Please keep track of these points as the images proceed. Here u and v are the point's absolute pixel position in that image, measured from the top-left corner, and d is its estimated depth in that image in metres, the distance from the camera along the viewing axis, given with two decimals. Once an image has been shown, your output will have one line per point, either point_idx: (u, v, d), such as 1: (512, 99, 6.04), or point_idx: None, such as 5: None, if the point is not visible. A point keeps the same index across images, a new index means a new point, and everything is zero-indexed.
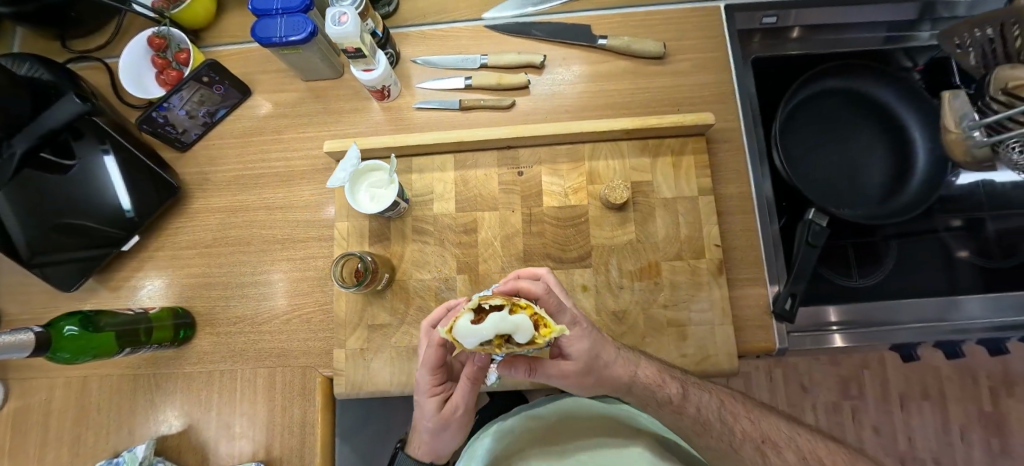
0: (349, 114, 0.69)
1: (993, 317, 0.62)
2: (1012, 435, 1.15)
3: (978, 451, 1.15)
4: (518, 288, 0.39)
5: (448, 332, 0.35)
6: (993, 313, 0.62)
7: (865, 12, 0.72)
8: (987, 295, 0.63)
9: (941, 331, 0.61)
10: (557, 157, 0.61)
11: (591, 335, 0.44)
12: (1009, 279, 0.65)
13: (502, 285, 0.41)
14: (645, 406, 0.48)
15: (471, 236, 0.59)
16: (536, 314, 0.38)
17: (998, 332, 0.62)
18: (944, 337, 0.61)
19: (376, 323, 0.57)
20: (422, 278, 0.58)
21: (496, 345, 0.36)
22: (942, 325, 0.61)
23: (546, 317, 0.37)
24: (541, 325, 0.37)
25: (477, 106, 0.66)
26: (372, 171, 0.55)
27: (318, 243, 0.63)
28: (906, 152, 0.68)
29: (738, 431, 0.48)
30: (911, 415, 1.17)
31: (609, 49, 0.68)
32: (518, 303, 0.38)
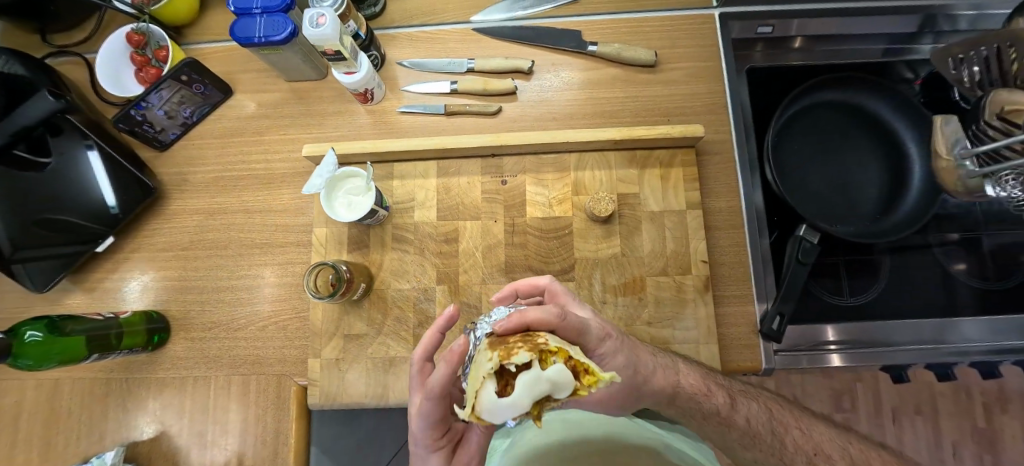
0: (333, 116, 0.67)
1: (991, 341, 0.61)
2: (1005, 452, 1.13)
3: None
4: (527, 322, 0.31)
5: (471, 415, 0.26)
6: (991, 336, 0.61)
7: (863, 24, 0.71)
8: (985, 317, 0.62)
9: (940, 353, 0.60)
10: (543, 166, 0.59)
11: (625, 349, 0.39)
12: (1002, 301, 0.63)
13: (505, 322, 0.31)
14: (686, 418, 0.45)
15: (452, 246, 0.57)
16: (574, 359, 0.29)
17: (997, 356, 0.60)
18: (943, 360, 0.60)
19: (352, 333, 0.55)
20: (400, 288, 0.56)
21: (536, 417, 0.27)
22: (941, 348, 0.60)
23: (588, 362, 0.29)
24: (582, 372, 0.29)
25: (462, 112, 0.65)
26: (350, 177, 0.53)
27: (297, 249, 0.62)
28: (902, 168, 0.66)
29: (789, 443, 0.42)
30: (904, 429, 1.15)
31: (600, 55, 0.66)
32: (548, 350, 0.29)
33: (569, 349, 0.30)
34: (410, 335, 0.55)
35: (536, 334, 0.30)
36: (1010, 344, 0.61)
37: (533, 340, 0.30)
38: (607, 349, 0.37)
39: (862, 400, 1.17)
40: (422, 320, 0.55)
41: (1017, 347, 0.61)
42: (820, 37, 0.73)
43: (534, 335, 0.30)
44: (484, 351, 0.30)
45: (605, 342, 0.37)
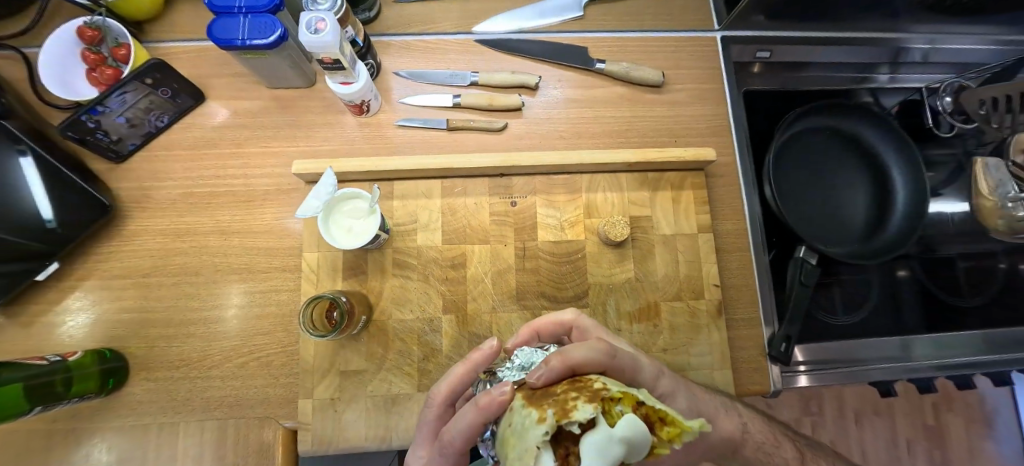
0: (323, 127, 0.62)
1: (948, 356, 0.64)
2: (951, 448, 1.23)
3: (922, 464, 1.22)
4: (572, 366, 0.29)
5: None
6: (938, 353, 0.63)
7: (846, 53, 0.75)
8: (930, 335, 0.65)
9: (909, 369, 0.61)
10: (553, 187, 0.57)
11: (682, 389, 0.38)
12: (959, 316, 0.70)
13: (545, 367, 0.29)
14: None
15: (459, 271, 0.53)
16: (646, 407, 0.26)
17: (955, 371, 0.63)
18: (912, 376, 0.61)
19: (349, 369, 0.50)
20: (402, 318, 0.52)
21: None
22: (910, 365, 0.62)
23: (665, 410, 0.26)
24: (658, 422, 0.26)
25: (466, 127, 0.61)
26: (347, 199, 0.49)
27: (283, 275, 0.56)
28: (886, 192, 0.70)
29: None
30: (864, 429, 1.22)
31: (607, 74, 0.65)
32: (610, 399, 0.26)
33: (638, 395, 0.27)
34: (414, 369, 0.50)
35: (586, 380, 0.28)
36: (962, 359, 0.64)
37: (587, 386, 0.27)
38: (664, 388, 0.36)
39: (828, 404, 1.21)
40: (427, 353, 0.51)
41: (968, 363, 0.64)
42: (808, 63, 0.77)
43: (587, 384, 0.27)
44: (527, 408, 0.27)
45: (661, 381, 0.36)
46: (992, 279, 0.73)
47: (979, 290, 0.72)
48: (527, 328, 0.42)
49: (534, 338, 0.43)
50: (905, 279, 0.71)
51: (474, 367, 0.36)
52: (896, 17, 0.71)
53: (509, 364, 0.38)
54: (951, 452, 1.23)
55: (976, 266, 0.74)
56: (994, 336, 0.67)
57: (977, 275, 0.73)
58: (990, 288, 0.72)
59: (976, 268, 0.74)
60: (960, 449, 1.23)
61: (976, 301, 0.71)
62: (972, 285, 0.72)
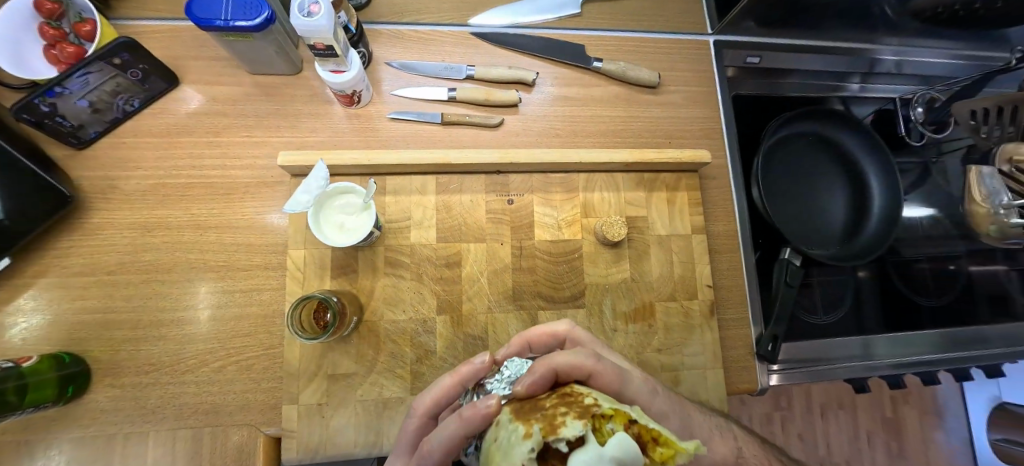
0: (310, 117, 0.59)
1: (904, 354, 0.67)
2: (907, 438, 1.31)
3: (881, 454, 1.29)
4: (554, 369, 0.30)
5: None
6: (896, 351, 0.67)
7: (829, 62, 0.78)
8: (889, 335, 0.68)
9: (870, 367, 0.64)
10: (550, 186, 0.56)
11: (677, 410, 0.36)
12: (926, 316, 0.73)
13: (533, 377, 0.29)
14: None
15: (454, 271, 0.52)
16: (639, 426, 0.26)
17: (911, 369, 0.66)
18: (871, 374, 0.64)
19: (338, 373, 0.48)
20: (395, 318, 0.50)
21: None
22: (870, 363, 0.64)
23: (660, 431, 0.26)
24: (651, 443, 0.26)
25: (461, 122, 0.60)
26: (340, 194, 0.47)
27: (265, 273, 0.53)
28: (863, 197, 0.74)
29: None
30: (829, 422, 1.28)
31: (605, 73, 0.65)
32: (601, 413, 0.26)
33: (631, 414, 0.27)
34: (407, 371, 0.48)
35: (577, 393, 0.28)
36: (918, 357, 0.67)
37: (577, 401, 0.27)
38: (658, 407, 0.34)
39: (797, 400, 1.27)
40: (420, 355, 0.49)
41: (921, 361, 0.67)
42: (793, 71, 0.79)
43: (579, 400, 0.27)
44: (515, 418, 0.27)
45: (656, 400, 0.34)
46: (954, 280, 0.77)
47: (943, 291, 0.76)
48: (519, 338, 0.41)
49: (525, 349, 0.41)
50: (864, 280, 0.75)
51: (463, 380, 0.35)
52: (876, 29, 0.74)
53: (499, 375, 0.37)
54: (907, 442, 1.31)
55: (940, 268, 0.78)
56: (946, 335, 0.71)
57: (940, 277, 0.77)
58: (952, 289, 0.77)
59: (940, 270, 0.78)
60: (915, 440, 1.31)
61: (933, 302, 0.74)
62: (937, 286, 0.77)
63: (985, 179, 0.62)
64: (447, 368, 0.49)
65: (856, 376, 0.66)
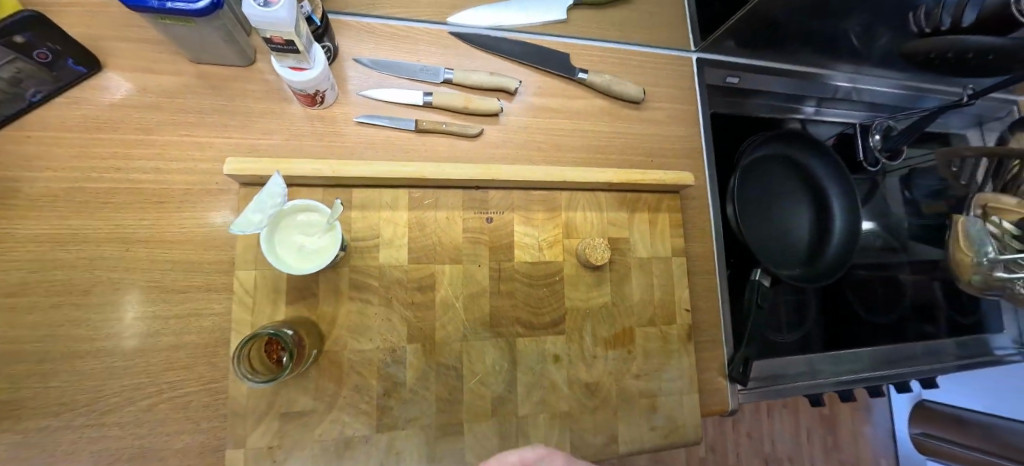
0: (265, 117, 0.52)
1: (849, 371, 0.71)
2: (841, 433, 1.42)
3: (819, 449, 1.39)
4: None
5: None
6: (839, 368, 0.71)
7: (800, 86, 0.81)
8: (834, 352, 0.71)
9: (818, 384, 0.68)
10: (532, 204, 0.53)
11: None
12: (873, 333, 0.78)
13: None
14: None
15: (427, 295, 0.48)
16: None
17: (852, 385, 0.70)
18: (817, 391, 0.68)
19: (292, 411, 0.43)
20: (359, 348, 0.45)
21: None
22: (821, 380, 0.67)
23: None
24: None
25: (438, 131, 0.55)
26: (299, 212, 0.42)
27: (210, 295, 0.47)
28: (827, 219, 0.77)
29: None
30: (775, 420, 1.37)
31: (589, 85, 0.63)
32: None
33: None
34: (372, 406, 0.44)
35: None
36: (860, 374, 0.72)
37: None
38: None
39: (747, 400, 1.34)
40: (387, 388, 0.45)
41: (864, 378, 0.71)
42: (767, 92, 0.81)
43: None
44: None
45: None
46: (897, 298, 0.83)
47: (889, 309, 0.82)
48: None
49: None
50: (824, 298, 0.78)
51: None
52: (845, 57, 0.77)
53: None
54: (841, 437, 1.42)
55: (887, 286, 0.84)
56: (889, 352, 0.75)
57: (886, 294, 0.83)
58: (897, 306, 0.82)
59: (886, 288, 0.83)
60: (848, 435, 1.43)
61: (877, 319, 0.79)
62: (883, 303, 0.82)
63: (974, 230, 0.56)
64: (417, 402, 0.45)
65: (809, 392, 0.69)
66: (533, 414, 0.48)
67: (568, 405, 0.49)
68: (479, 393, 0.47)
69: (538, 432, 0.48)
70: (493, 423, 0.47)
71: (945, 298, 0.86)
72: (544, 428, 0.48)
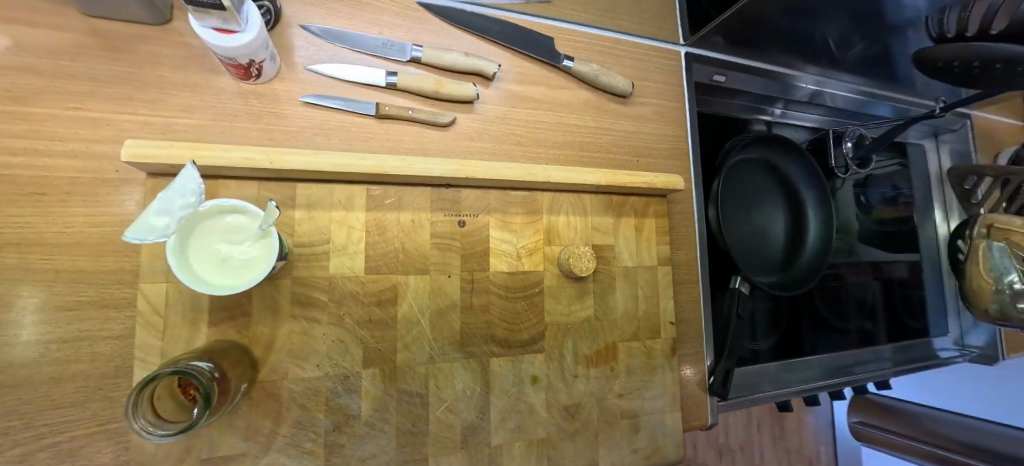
0: (185, 90, 0.42)
1: (815, 377, 0.74)
2: (789, 423, 1.50)
3: (767, 438, 1.46)
4: None
5: None
6: (803, 376, 0.73)
7: (781, 88, 0.80)
8: (800, 359, 0.73)
9: (785, 393, 0.70)
10: (510, 206, 0.48)
11: None
12: (837, 339, 0.80)
13: None
14: None
15: (388, 311, 0.42)
16: None
17: (814, 391, 0.73)
18: (784, 398, 0.69)
19: (217, 457, 0.35)
20: (305, 376, 0.38)
21: None
22: (788, 389, 0.70)
23: None
24: None
25: (403, 117, 0.47)
26: (221, 214, 0.33)
27: (108, 313, 0.37)
28: (803, 225, 0.76)
29: None
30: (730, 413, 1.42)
31: (575, 74, 0.57)
32: None
33: None
34: (320, 444, 0.37)
35: None
36: (823, 381, 0.74)
37: None
38: None
39: None
40: (337, 422, 0.38)
41: (829, 384, 0.74)
42: (752, 94, 0.80)
43: None
44: None
45: None
46: (859, 303, 0.86)
47: (852, 314, 0.84)
48: None
49: None
50: (796, 303, 0.79)
51: None
52: (827, 63, 0.77)
53: None
54: (788, 425, 1.49)
55: (851, 290, 0.86)
56: (851, 356, 0.79)
57: (850, 299, 0.86)
58: (858, 310, 0.85)
59: (850, 293, 0.86)
60: (795, 424, 1.51)
61: (840, 324, 0.82)
62: (847, 309, 0.84)
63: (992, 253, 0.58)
64: (374, 437, 0.39)
65: (777, 399, 0.70)
66: (507, 442, 0.43)
67: (546, 430, 0.45)
68: (447, 423, 0.42)
69: (513, 462, 0.43)
70: (463, 455, 0.42)
71: (900, 302, 0.91)
72: (519, 456, 0.44)
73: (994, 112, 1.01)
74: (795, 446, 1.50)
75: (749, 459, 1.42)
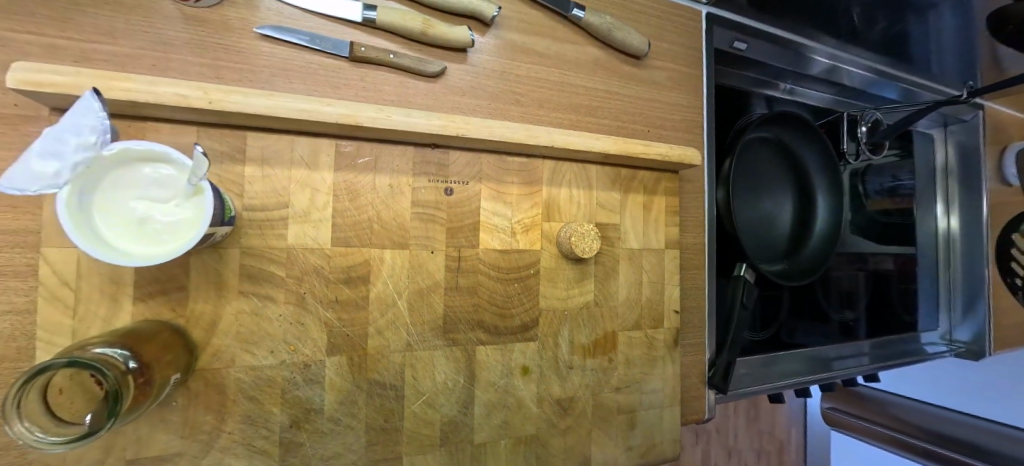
0: (106, 7, 0.33)
1: (801, 373, 0.72)
2: (763, 406, 1.37)
3: (742, 420, 1.34)
4: None
5: None
6: (797, 369, 0.71)
7: (804, 64, 0.73)
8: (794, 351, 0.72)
9: (779, 386, 0.68)
10: (507, 175, 0.41)
11: None
12: (831, 332, 0.79)
13: None
14: None
15: (358, 291, 0.36)
16: None
17: (806, 384, 0.71)
18: (778, 391, 0.68)
19: (145, 457, 0.30)
20: (256, 365, 0.33)
21: None
22: (782, 382, 0.68)
23: None
24: None
25: (382, 62, 0.40)
26: (139, 164, 0.26)
27: (6, 283, 0.29)
28: (811, 212, 0.72)
29: None
30: None
31: (586, 27, 0.49)
32: None
33: None
34: (273, 443, 0.33)
35: None
36: (818, 375, 0.73)
37: None
38: None
39: None
40: (295, 417, 0.33)
41: (816, 378, 0.72)
42: (777, 68, 0.72)
43: None
44: None
45: None
46: (858, 295, 0.85)
47: (850, 306, 0.83)
48: None
49: None
50: (794, 293, 0.76)
51: None
52: (852, 39, 0.71)
53: None
54: (763, 407, 1.38)
55: (852, 281, 0.84)
56: (833, 350, 0.77)
57: (849, 291, 0.84)
58: (857, 304, 0.84)
59: (850, 286, 0.84)
60: (771, 407, 1.39)
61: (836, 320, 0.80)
62: (846, 300, 0.83)
63: None
64: (339, 434, 0.34)
65: (770, 391, 0.69)
66: (491, 440, 0.39)
67: (535, 428, 0.41)
68: (425, 418, 0.37)
69: (497, 463, 0.40)
70: (442, 454, 0.38)
71: (898, 296, 0.90)
72: (504, 455, 0.40)
73: (1006, 104, 0.97)
74: (767, 429, 1.39)
75: (723, 442, 1.30)
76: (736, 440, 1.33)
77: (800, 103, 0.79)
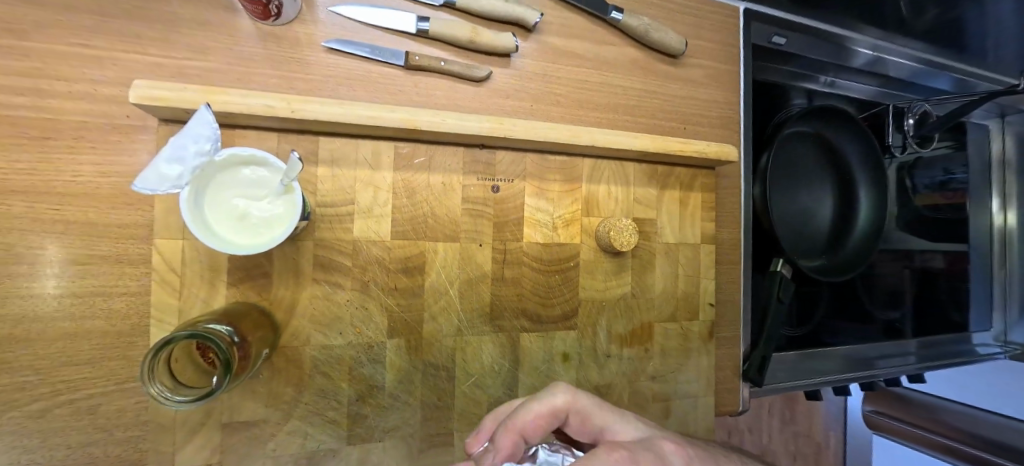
0: (199, 29, 0.37)
1: (841, 372, 0.70)
2: (798, 406, 1.34)
3: (776, 421, 1.31)
4: None
5: None
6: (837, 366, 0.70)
7: (845, 57, 0.69)
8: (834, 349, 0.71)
9: (816, 384, 0.67)
10: (550, 172, 0.43)
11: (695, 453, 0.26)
12: (874, 330, 0.77)
13: None
14: None
15: (415, 279, 0.39)
16: None
17: (845, 382, 0.70)
18: (814, 388, 0.67)
19: (237, 421, 0.34)
20: (328, 344, 0.37)
21: None
22: (819, 380, 0.67)
23: None
24: None
25: (434, 69, 0.43)
26: (241, 166, 0.30)
27: (123, 269, 0.34)
28: (852, 207, 0.71)
29: None
30: None
31: (623, 28, 0.50)
32: None
33: None
34: (343, 414, 0.37)
35: None
36: (859, 374, 0.71)
37: None
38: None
39: None
40: (361, 392, 0.37)
41: (857, 376, 0.71)
42: (817, 61, 0.70)
43: None
44: None
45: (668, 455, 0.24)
46: (902, 294, 0.81)
47: (893, 305, 0.80)
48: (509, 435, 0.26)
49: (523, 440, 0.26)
50: (832, 289, 0.75)
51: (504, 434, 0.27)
52: (898, 28, 0.69)
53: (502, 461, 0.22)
54: (799, 408, 1.34)
55: (895, 280, 0.81)
56: (871, 351, 0.73)
57: (892, 290, 0.81)
58: (901, 304, 0.81)
59: (895, 284, 0.81)
60: (807, 410, 1.35)
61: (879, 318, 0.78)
62: (889, 300, 0.80)
63: None
64: (399, 408, 0.38)
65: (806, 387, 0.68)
66: None
67: None
68: (474, 398, 0.41)
69: None
70: None
71: (946, 295, 0.86)
72: None
73: None
74: (803, 431, 1.35)
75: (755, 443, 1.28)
76: (769, 441, 1.30)
77: (842, 97, 0.76)
